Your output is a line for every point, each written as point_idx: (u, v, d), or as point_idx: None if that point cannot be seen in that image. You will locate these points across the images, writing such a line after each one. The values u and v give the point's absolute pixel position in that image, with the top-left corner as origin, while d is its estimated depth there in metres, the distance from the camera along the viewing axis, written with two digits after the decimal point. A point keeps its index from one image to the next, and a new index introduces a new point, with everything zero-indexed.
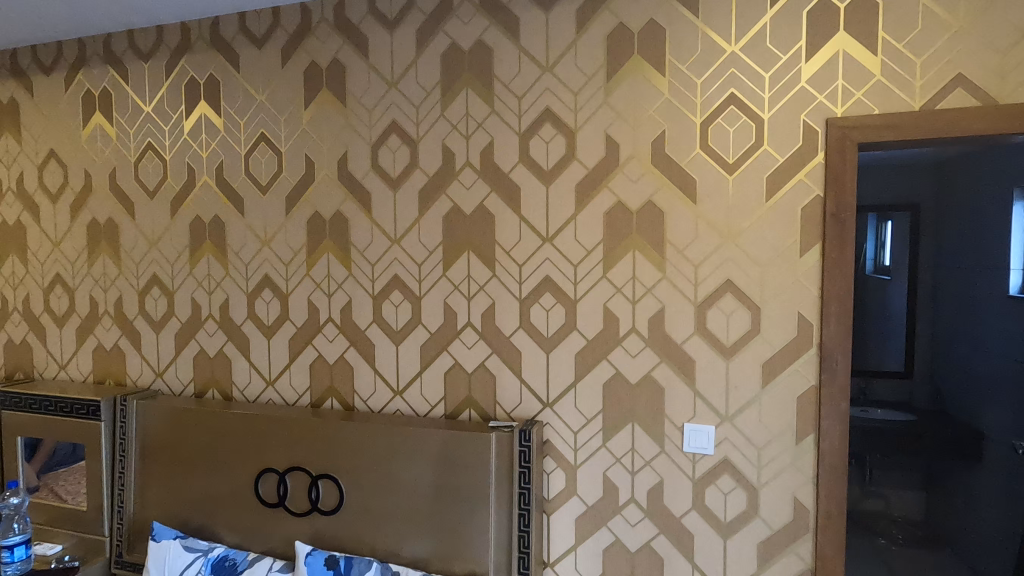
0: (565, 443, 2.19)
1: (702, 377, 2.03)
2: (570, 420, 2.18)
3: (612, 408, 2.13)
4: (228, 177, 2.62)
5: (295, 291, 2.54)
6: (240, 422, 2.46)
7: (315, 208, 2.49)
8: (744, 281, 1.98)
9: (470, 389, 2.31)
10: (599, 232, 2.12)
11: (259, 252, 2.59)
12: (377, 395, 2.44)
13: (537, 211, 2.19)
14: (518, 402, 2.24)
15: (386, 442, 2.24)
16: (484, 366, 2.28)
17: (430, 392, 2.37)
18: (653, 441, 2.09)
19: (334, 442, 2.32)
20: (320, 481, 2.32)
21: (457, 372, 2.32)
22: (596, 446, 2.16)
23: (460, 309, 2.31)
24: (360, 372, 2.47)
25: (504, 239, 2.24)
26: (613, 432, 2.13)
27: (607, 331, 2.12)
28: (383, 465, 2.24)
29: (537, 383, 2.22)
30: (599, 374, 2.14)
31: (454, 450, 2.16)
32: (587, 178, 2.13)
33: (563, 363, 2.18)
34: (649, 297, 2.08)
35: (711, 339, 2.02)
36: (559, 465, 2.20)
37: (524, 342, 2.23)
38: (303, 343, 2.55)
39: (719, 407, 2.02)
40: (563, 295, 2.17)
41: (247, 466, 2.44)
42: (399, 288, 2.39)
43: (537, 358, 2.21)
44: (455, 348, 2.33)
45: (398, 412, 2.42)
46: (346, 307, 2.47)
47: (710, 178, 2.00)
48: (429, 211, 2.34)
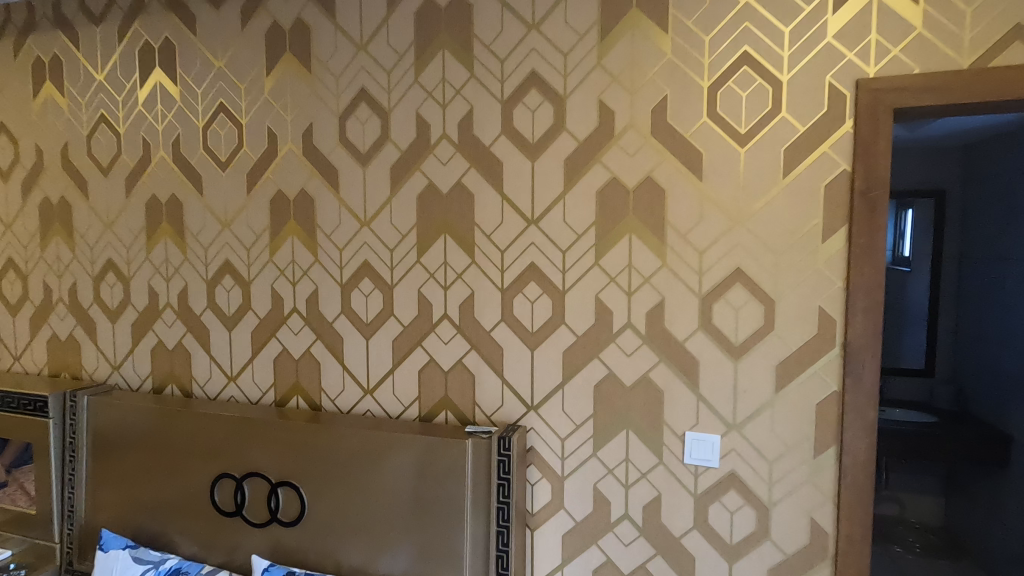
0: (551, 451, 1.95)
1: (706, 379, 1.78)
2: (557, 426, 1.94)
3: (603, 414, 1.89)
4: (186, 153, 2.38)
5: (258, 279, 2.31)
6: (197, 422, 2.25)
7: (278, 187, 2.25)
8: (756, 269, 1.72)
9: (447, 390, 2.07)
10: (590, 213, 1.86)
11: (220, 236, 2.36)
12: (346, 394, 2.21)
13: (521, 189, 1.93)
14: (498, 405, 2.01)
15: (353, 446, 2.02)
16: (462, 363, 2.04)
17: (402, 392, 2.13)
18: (649, 451, 1.85)
19: (296, 447, 2.09)
20: (280, 489, 2.10)
21: (432, 370, 2.09)
22: (585, 456, 1.92)
23: (436, 300, 2.07)
24: (327, 369, 2.23)
25: (485, 221, 1.98)
26: (605, 440, 1.89)
27: (599, 326, 1.87)
28: (349, 472, 2.02)
29: (520, 384, 1.97)
30: (589, 375, 1.89)
31: (426, 458, 1.93)
32: (577, 152, 1.87)
33: (550, 361, 1.93)
34: (647, 288, 1.82)
35: (717, 336, 1.77)
36: (544, 476, 1.96)
37: (507, 337, 1.98)
38: (267, 335, 2.32)
39: (725, 414, 1.77)
40: (551, 285, 1.92)
41: (204, 471, 2.22)
42: (369, 276, 2.15)
43: (521, 356, 1.97)
44: (430, 343, 2.09)
45: (368, 413, 2.19)
46: (312, 297, 2.24)
47: (718, 151, 1.72)
48: (402, 190, 2.09)
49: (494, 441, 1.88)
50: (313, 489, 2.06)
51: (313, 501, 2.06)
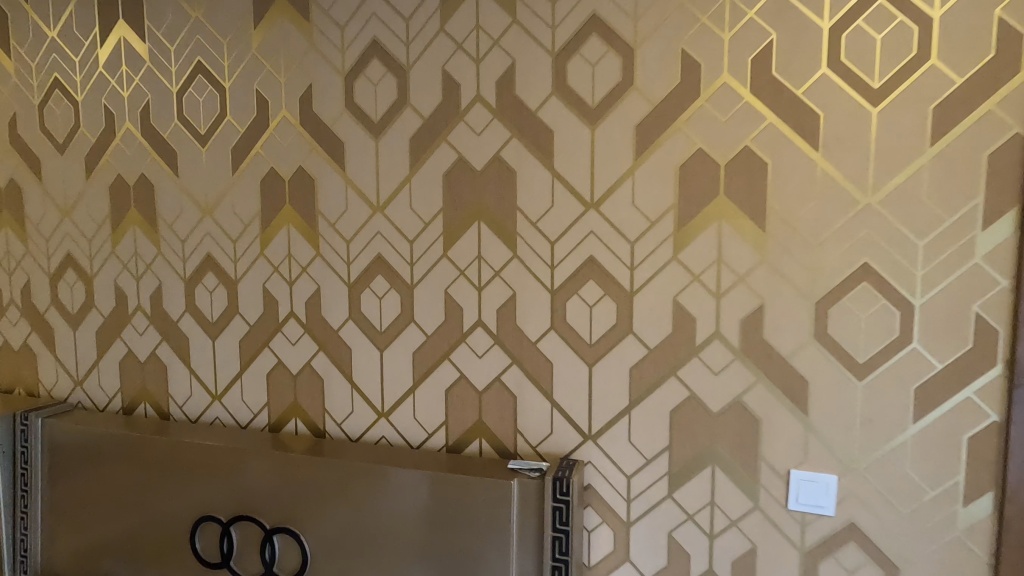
0: (614, 491, 1.57)
1: (819, 405, 1.40)
2: (622, 461, 1.56)
3: (682, 446, 1.51)
4: (157, 125, 1.96)
5: (246, 278, 1.90)
6: (173, 452, 1.84)
7: (270, 164, 1.84)
8: (891, 265, 1.33)
9: (482, 414, 1.68)
10: (667, 194, 1.48)
11: (199, 225, 1.94)
12: (356, 418, 1.82)
13: (577, 164, 1.54)
14: (547, 433, 1.62)
15: (365, 486, 1.62)
16: (501, 382, 1.66)
17: (425, 416, 1.74)
18: (742, 494, 1.47)
19: (294, 485, 1.69)
20: (276, 536, 1.71)
21: (463, 390, 1.70)
22: (658, 498, 1.53)
23: (467, 303, 1.67)
24: (332, 386, 1.84)
25: (530, 205, 1.59)
26: (684, 479, 1.51)
27: (678, 337, 1.49)
28: (363, 518, 1.63)
29: (575, 409, 1.59)
30: (665, 398, 1.51)
31: (461, 503, 1.53)
32: (651, 116, 1.47)
33: (614, 380, 1.55)
34: (742, 288, 1.44)
35: (834, 350, 1.38)
36: (605, 521, 1.58)
37: (558, 350, 1.59)
38: (258, 345, 1.92)
39: (843, 450, 1.39)
40: (615, 285, 1.53)
41: (183, 511, 1.83)
42: (383, 274, 1.75)
43: (576, 373, 1.58)
44: (460, 357, 1.70)
45: (383, 440, 1.79)
46: (313, 299, 1.84)
47: (841, 111, 1.33)
48: (424, 167, 1.69)
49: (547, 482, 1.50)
50: (318, 537, 1.67)
51: (318, 552, 1.67)
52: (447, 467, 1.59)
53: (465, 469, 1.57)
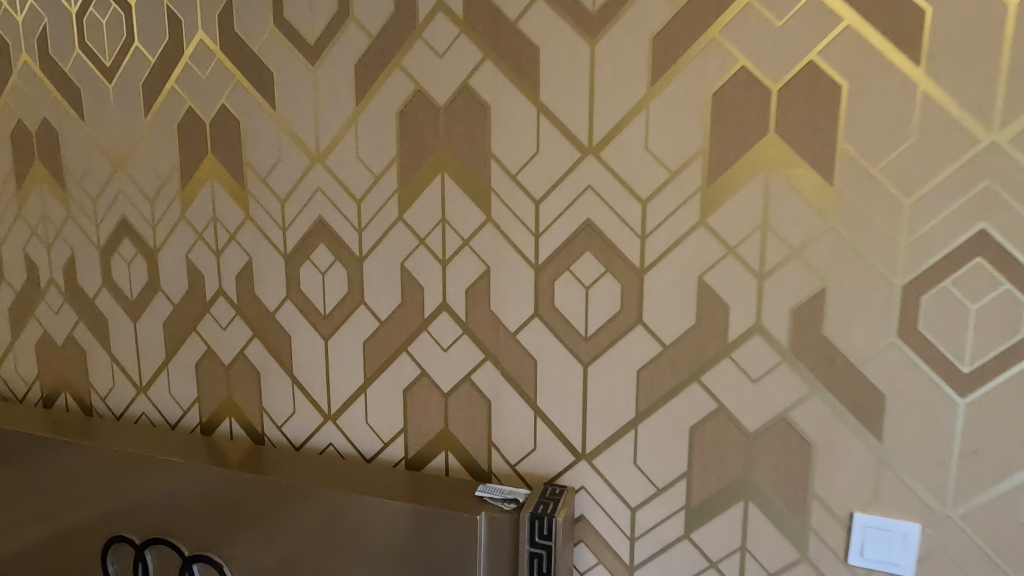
0: (612, 526, 1.21)
1: (900, 429, 1.01)
2: (624, 489, 1.19)
3: (704, 475, 1.13)
4: (58, 57, 1.59)
5: (167, 246, 1.55)
6: (79, 459, 1.51)
7: (188, 103, 1.46)
8: (1019, 234, 0.93)
9: (448, 421, 1.33)
10: (693, 134, 1.07)
11: (111, 181, 1.59)
12: (299, 420, 1.48)
13: (570, 94, 1.14)
14: (529, 449, 1.26)
15: (300, 512, 1.29)
16: (472, 382, 1.29)
17: (379, 421, 1.40)
18: (785, 543, 1.09)
19: (218, 504, 1.37)
20: (196, 564, 1.39)
21: (425, 391, 1.34)
22: (671, 539, 1.17)
23: (429, 281, 1.30)
24: (270, 381, 1.50)
25: (508, 152, 1.20)
26: (706, 517, 1.14)
27: (703, 330, 1.10)
28: (299, 549, 1.31)
29: (564, 419, 1.22)
30: (683, 410, 1.13)
31: (415, 542, 1.19)
32: (672, 24, 1.06)
33: (616, 384, 1.17)
34: (796, 264, 1.04)
35: (925, 354, 0.99)
36: (601, 562, 1.23)
37: (543, 343, 1.22)
38: (185, 329, 1.58)
39: (929, 490, 1.01)
40: (620, 258, 1.14)
41: (90, 530, 1.51)
42: (325, 243, 1.38)
43: (567, 374, 1.21)
44: (420, 349, 1.33)
45: (331, 448, 1.46)
46: (244, 273, 1.48)
47: (953, 7, 0.91)
48: (373, 102, 1.29)
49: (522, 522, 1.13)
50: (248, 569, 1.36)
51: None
52: (401, 491, 1.24)
53: (423, 495, 1.22)
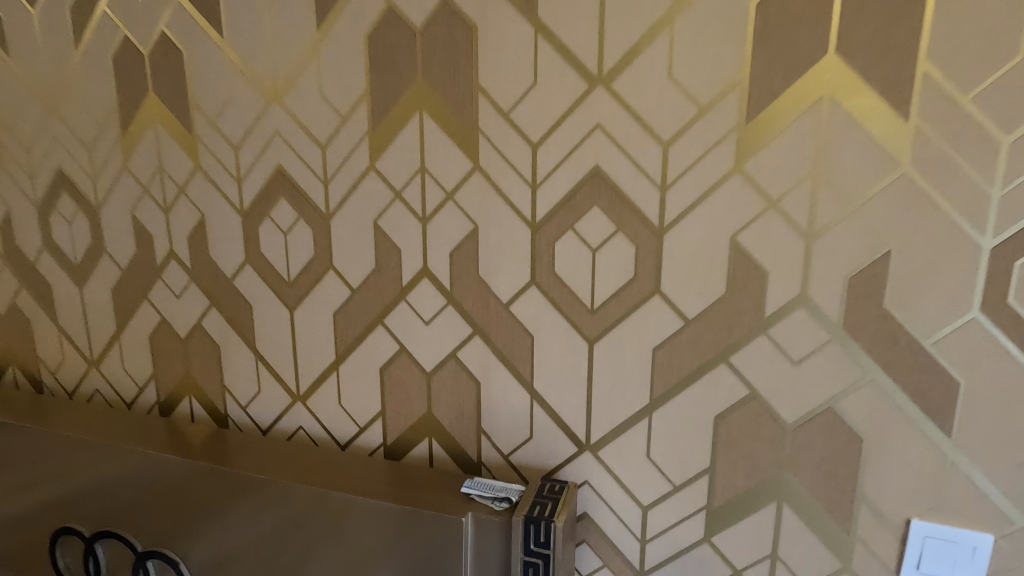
0: (620, 525, 1.05)
1: (974, 422, 0.83)
2: (635, 486, 1.03)
3: (731, 473, 0.96)
4: None
5: (110, 202, 1.35)
6: (21, 444, 1.35)
7: (124, 32, 1.24)
8: None
9: (431, 404, 1.15)
10: (728, 57, 0.86)
11: (44, 126, 1.37)
12: (265, 400, 1.31)
13: (574, 8, 0.91)
14: (524, 438, 1.09)
15: (264, 507, 1.13)
16: (458, 361, 1.11)
17: (353, 403, 1.22)
18: (824, 553, 0.93)
19: (173, 495, 1.21)
20: (151, 561, 1.24)
21: (405, 369, 1.16)
22: (689, 542, 1.01)
23: (407, 243, 1.10)
24: (231, 356, 1.32)
25: (499, 85, 0.98)
26: (731, 519, 0.98)
27: (735, 302, 0.91)
28: (264, 548, 1.15)
29: (565, 405, 1.05)
30: (707, 397, 0.95)
31: (392, 545, 1.03)
32: None
33: (627, 366, 0.99)
34: (855, 221, 0.83)
35: (1011, 333, 0.80)
36: (607, 565, 1.07)
37: (541, 316, 1.03)
38: (136, 297, 1.39)
39: (1005, 494, 0.84)
40: (635, 215, 0.94)
41: (37, 520, 1.36)
42: (287, 198, 1.18)
43: (569, 353, 1.02)
44: (398, 322, 1.14)
45: (301, 432, 1.29)
46: (197, 233, 1.28)
47: None
48: (336, 25, 1.07)
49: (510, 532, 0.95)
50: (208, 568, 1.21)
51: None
52: (377, 486, 1.08)
53: (402, 492, 1.06)
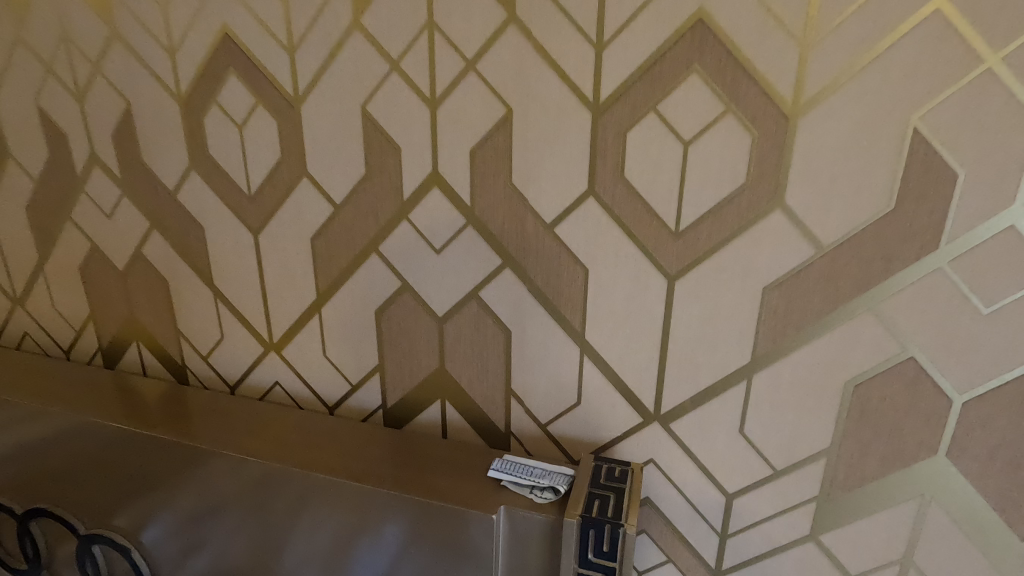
0: (694, 515, 0.81)
1: None
2: (719, 467, 0.77)
3: (860, 456, 0.70)
4: None
5: (8, 87, 1.01)
6: None
7: None
8: None
9: (443, 358, 0.88)
10: None
11: None
12: (231, 349, 1.04)
13: None
14: (569, 404, 0.82)
15: (231, 490, 0.88)
16: (480, 302, 0.82)
17: (342, 355, 0.95)
18: (981, 565, 0.68)
19: (115, 469, 0.96)
20: (96, 547, 1.00)
21: (408, 312, 0.87)
22: (786, 540, 0.77)
23: (408, 138, 0.79)
24: (183, 293, 1.03)
25: None
26: (851, 515, 0.73)
27: (900, 220, 0.62)
28: (233, 541, 0.90)
29: (629, 361, 0.78)
30: (838, 355, 0.68)
31: (398, 544, 0.78)
32: None
33: (722, 310, 0.71)
34: None
35: None
36: (673, 561, 0.84)
37: (600, 242, 0.74)
38: (56, 215, 1.08)
39: None
40: (754, 88, 0.63)
41: None
42: (239, 75, 0.84)
43: (638, 291, 0.74)
44: (398, 250, 0.85)
45: (278, 388, 1.02)
46: (122, 129, 0.95)
47: None
48: None
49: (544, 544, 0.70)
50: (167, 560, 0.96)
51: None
52: (377, 467, 0.82)
53: (410, 475, 0.80)
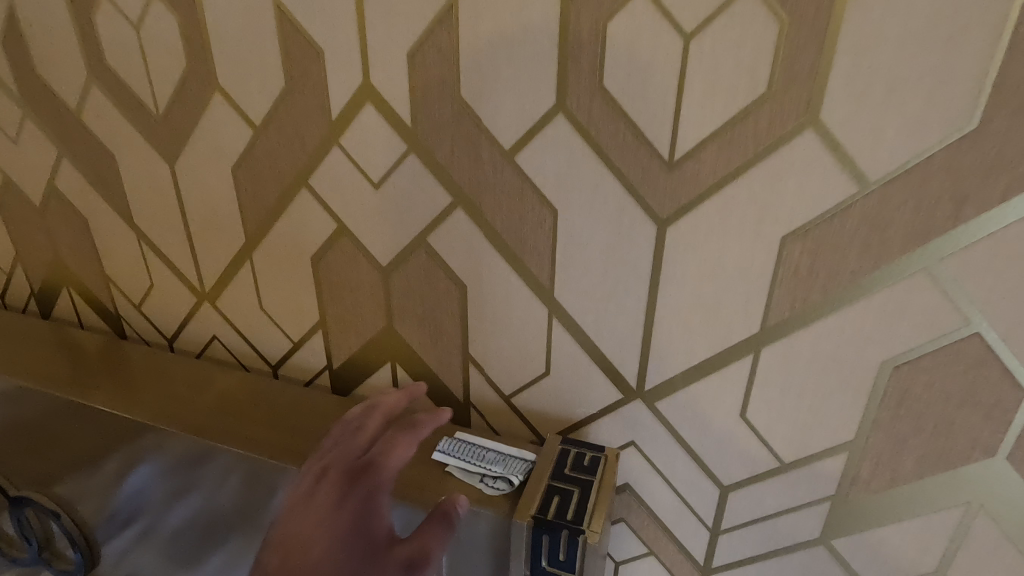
0: (681, 506, 0.68)
1: None
2: (714, 455, 0.64)
3: (893, 452, 0.56)
4: None
5: None
6: None
7: None
8: None
9: (391, 315, 0.74)
10: None
11: None
12: (162, 298, 0.90)
13: None
14: (537, 374, 0.68)
15: (157, 463, 0.77)
16: (429, 249, 0.67)
17: (279, 308, 0.81)
18: None
19: (33, 433, 0.85)
20: (27, 510, 0.91)
21: (347, 260, 0.72)
22: (792, 541, 0.64)
23: (331, 36, 0.61)
24: (105, 233, 0.89)
25: None
26: (874, 520, 0.59)
27: (981, 146, 0.44)
28: (173, 513, 0.80)
29: (608, 327, 0.63)
30: (876, 327, 0.52)
31: None
32: None
33: (726, 265, 0.55)
34: None
35: None
36: (655, 553, 0.72)
37: (573, 174, 0.57)
38: None
39: None
40: None
41: None
42: None
43: (619, 239, 0.58)
44: (330, 183, 0.69)
45: (216, 343, 0.90)
46: (10, 32, 0.79)
47: None
48: None
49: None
50: (103, 531, 0.88)
51: (118, 557, 0.88)
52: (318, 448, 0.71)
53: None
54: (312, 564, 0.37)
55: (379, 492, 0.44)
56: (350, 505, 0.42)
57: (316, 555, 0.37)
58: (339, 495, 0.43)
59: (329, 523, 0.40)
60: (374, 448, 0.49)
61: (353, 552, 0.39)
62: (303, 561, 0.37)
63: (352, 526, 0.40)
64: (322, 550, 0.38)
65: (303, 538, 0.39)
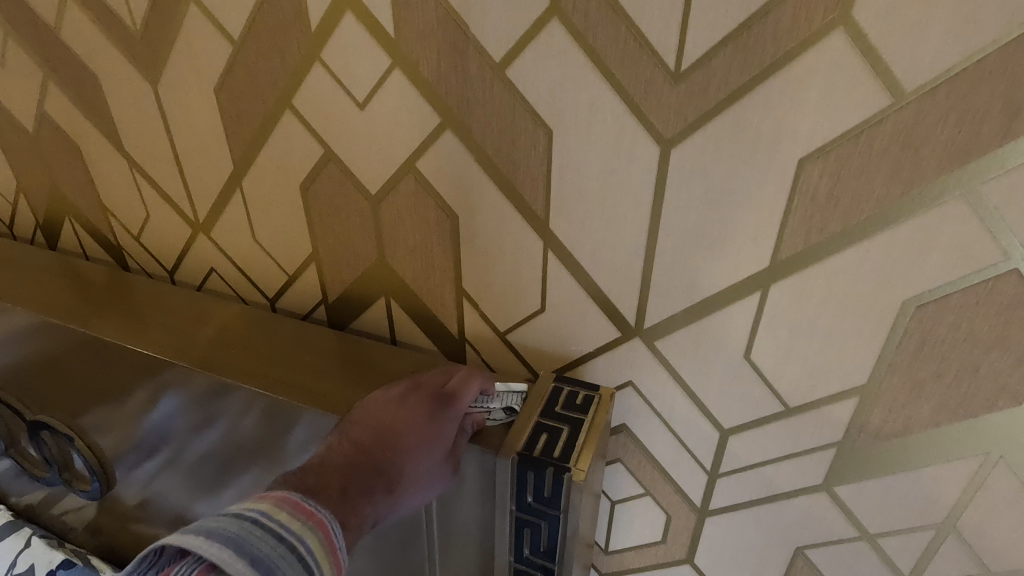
0: (679, 448, 0.65)
1: None
2: (715, 397, 0.60)
3: (909, 399, 0.51)
4: None
5: None
6: None
7: None
8: None
9: (383, 247, 0.71)
10: None
11: None
12: (159, 229, 0.89)
13: None
14: (532, 310, 0.65)
15: (165, 396, 0.77)
16: (418, 174, 0.63)
17: (273, 239, 0.79)
18: None
19: (41, 361, 0.86)
20: (43, 434, 0.94)
21: (336, 187, 0.69)
22: (791, 487, 0.61)
23: None
24: (97, 159, 0.87)
25: None
26: (880, 468, 0.55)
27: None
28: (189, 447, 0.80)
29: (605, 260, 0.58)
30: (899, 263, 0.47)
31: None
32: None
33: (734, 190, 0.50)
34: None
35: None
36: (650, 494, 0.70)
37: (569, 88, 0.51)
38: None
39: None
40: None
41: None
42: None
43: (619, 163, 0.53)
44: (314, 104, 0.64)
45: (214, 275, 0.89)
46: None
47: None
48: None
49: (199, 534, 0.36)
50: (117, 460, 0.90)
51: (144, 483, 0.89)
52: (309, 379, 0.70)
53: (345, 394, 0.67)
54: (393, 448, 0.50)
55: (451, 419, 0.54)
56: (429, 423, 0.53)
57: (398, 446, 0.50)
58: (422, 410, 0.54)
59: (412, 426, 0.52)
60: (454, 379, 0.58)
61: (420, 454, 0.51)
62: (388, 444, 0.50)
63: (424, 434, 0.52)
64: (402, 444, 0.50)
65: (389, 427, 0.51)
